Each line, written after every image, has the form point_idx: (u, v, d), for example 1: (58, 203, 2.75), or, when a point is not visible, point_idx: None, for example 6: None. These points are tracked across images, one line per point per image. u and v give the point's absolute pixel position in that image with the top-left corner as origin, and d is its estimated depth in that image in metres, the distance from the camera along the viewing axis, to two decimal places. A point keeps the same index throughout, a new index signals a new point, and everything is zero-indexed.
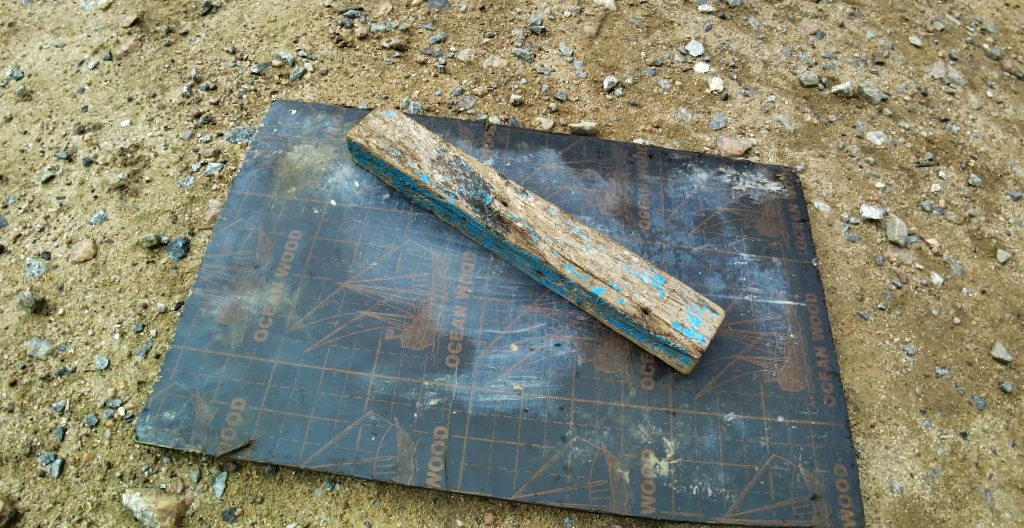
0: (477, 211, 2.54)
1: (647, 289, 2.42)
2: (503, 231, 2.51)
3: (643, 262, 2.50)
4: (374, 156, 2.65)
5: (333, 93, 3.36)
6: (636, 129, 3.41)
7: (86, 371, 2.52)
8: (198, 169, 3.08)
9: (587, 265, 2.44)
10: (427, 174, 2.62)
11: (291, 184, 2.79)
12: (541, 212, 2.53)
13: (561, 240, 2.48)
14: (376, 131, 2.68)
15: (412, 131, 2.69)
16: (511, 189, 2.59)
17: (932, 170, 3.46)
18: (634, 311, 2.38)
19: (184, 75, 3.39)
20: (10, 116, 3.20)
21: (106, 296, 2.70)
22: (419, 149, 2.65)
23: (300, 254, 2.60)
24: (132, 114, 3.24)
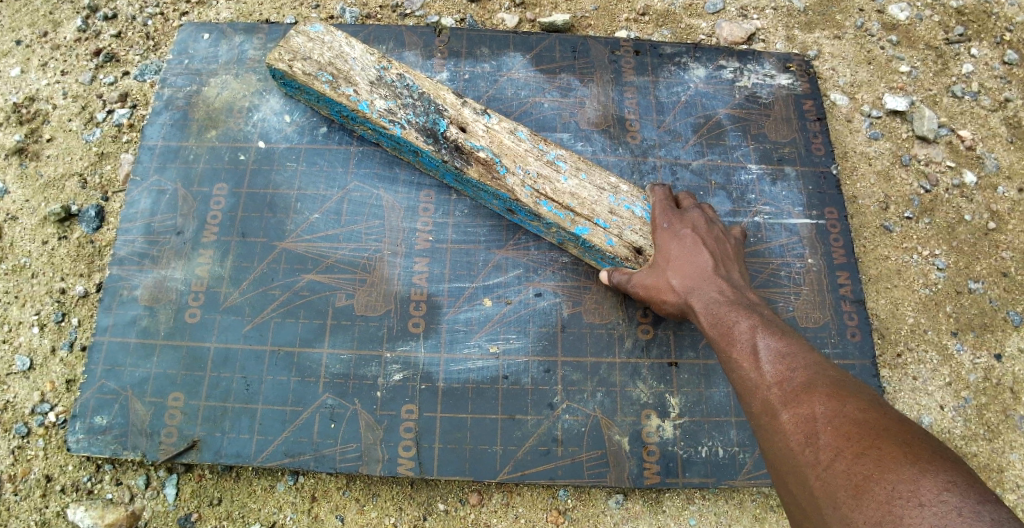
0: (430, 142, 2.09)
1: (640, 223, 2.03)
2: (463, 164, 2.08)
3: (634, 189, 2.08)
4: (300, 83, 2.16)
5: (254, 7, 2.79)
6: (618, 19, 2.89)
7: (8, 374, 2.18)
8: (104, 120, 2.59)
9: (567, 200, 2.03)
10: (367, 100, 2.14)
11: (210, 126, 2.32)
12: (507, 136, 2.08)
13: (533, 171, 2.05)
14: (300, 52, 2.16)
15: (345, 47, 2.18)
16: (470, 110, 2.12)
17: (963, 48, 2.99)
18: (625, 252, 2.00)
19: (77, 4, 2.81)
20: None
21: (18, 284, 2.31)
22: (354, 69, 2.15)
23: (228, 212, 2.19)
24: (23, 61, 2.70)
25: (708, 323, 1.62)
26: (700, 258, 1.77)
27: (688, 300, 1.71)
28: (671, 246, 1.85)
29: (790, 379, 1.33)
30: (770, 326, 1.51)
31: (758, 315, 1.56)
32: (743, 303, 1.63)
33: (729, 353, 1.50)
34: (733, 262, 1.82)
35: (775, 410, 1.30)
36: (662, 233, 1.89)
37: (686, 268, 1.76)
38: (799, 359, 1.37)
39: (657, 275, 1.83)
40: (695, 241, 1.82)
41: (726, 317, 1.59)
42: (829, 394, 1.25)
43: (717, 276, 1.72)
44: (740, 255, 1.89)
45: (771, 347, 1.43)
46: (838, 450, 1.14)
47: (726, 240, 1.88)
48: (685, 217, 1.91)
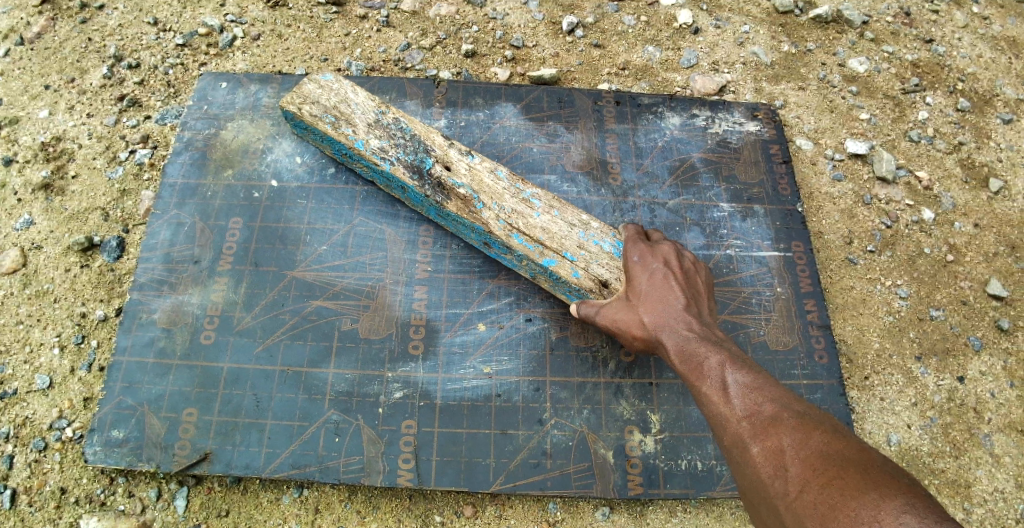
0: (416, 178, 2.28)
1: (607, 258, 2.18)
2: (444, 200, 2.26)
3: (603, 227, 2.25)
4: (306, 123, 2.35)
5: (268, 60, 3.05)
6: (601, 72, 3.16)
7: (28, 392, 2.31)
8: (127, 159, 2.80)
9: (537, 234, 2.19)
10: (363, 139, 2.34)
11: (226, 166, 2.53)
12: (487, 175, 2.27)
13: (508, 207, 2.23)
14: (310, 96, 2.37)
15: (349, 94, 2.39)
16: (456, 150, 2.31)
17: (919, 97, 3.29)
18: (589, 285, 2.15)
19: (104, 54, 3.06)
20: None
21: (41, 308, 2.47)
22: (355, 112, 2.36)
23: (243, 243, 2.37)
24: (51, 104, 2.93)
25: (680, 359, 1.75)
26: (670, 295, 1.91)
27: (659, 336, 1.85)
28: (643, 283, 1.98)
29: (759, 413, 1.47)
30: (737, 361, 1.66)
31: (726, 349, 1.71)
32: (711, 338, 1.77)
33: (700, 388, 1.63)
34: (700, 296, 1.96)
35: (746, 443, 1.44)
36: (635, 269, 2.03)
37: (657, 305, 1.90)
38: (765, 393, 1.51)
39: (629, 311, 1.96)
40: (665, 277, 1.96)
41: (695, 353, 1.73)
42: (794, 427, 1.39)
43: (686, 312, 1.86)
44: (707, 286, 2.03)
45: (739, 382, 1.57)
46: (806, 480, 1.27)
47: (693, 274, 2.02)
48: (655, 253, 2.05)
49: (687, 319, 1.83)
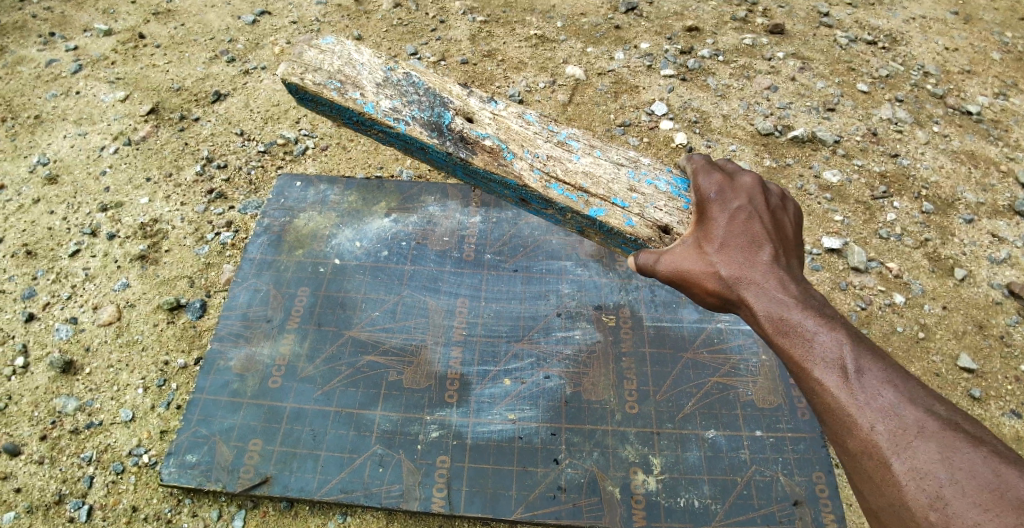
0: (435, 135, 2.02)
1: (664, 200, 2.01)
2: (469, 154, 2.02)
3: (653, 165, 2.10)
4: (310, 94, 2.02)
5: (333, 166, 3.70)
6: None
7: (112, 423, 2.78)
8: (212, 239, 3.40)
9: (579, 182, 2.02)
10: (372, 103, 2.04)
11: (298, 247, 3.08)
12: (514, 122, 2.09)
13: (541, 155, 2.05)
14: (312, 64, 2.06)
15: (353, 55, 2.12)
16: (476, 100, 2.12)
17: (887, 202, 3.79)
18: (648, 233, 1.97)
19: (197, 155, 3.75)
20: (37, 199, 3.56)
21: (129, 355, 2.99)
22: (361, 74, 2.07)
23: (309, 308, 2.86)
24: (150, 193, 3.58)
25: (776, 329, 1.61)
26: (756, 251, 1.75)
27: (744, 298, 1.70)
28: (723, 233, 1.81)
29: (898, 421, 1.34)
30: (856, 343, 1.50)
31: (839, 326, 1.55)
32: (812, 307, 1.62)
33: (812, 373, 1.49)
34: (787, 249, 1.81)
35: (887, 457, 1.32)
36: (713, 217, 1.85)
37: (742, 264, 1.74)
38: (901, 392, 1.38)
39: (701, 261, 1.80)
40: (748, 228, 1.79)
41: (798, 326, 1.57)
42: (952, 450, 1.26)
43: (775, 273, 1.72)
44: (790, 232, 1.88)
45: (863, 372, 1.43)
46: (971, 520, 1.19)
47: (777, 221, 1.85)
48: (736, 194, 1.87)
49: (780, 282, 1.69)
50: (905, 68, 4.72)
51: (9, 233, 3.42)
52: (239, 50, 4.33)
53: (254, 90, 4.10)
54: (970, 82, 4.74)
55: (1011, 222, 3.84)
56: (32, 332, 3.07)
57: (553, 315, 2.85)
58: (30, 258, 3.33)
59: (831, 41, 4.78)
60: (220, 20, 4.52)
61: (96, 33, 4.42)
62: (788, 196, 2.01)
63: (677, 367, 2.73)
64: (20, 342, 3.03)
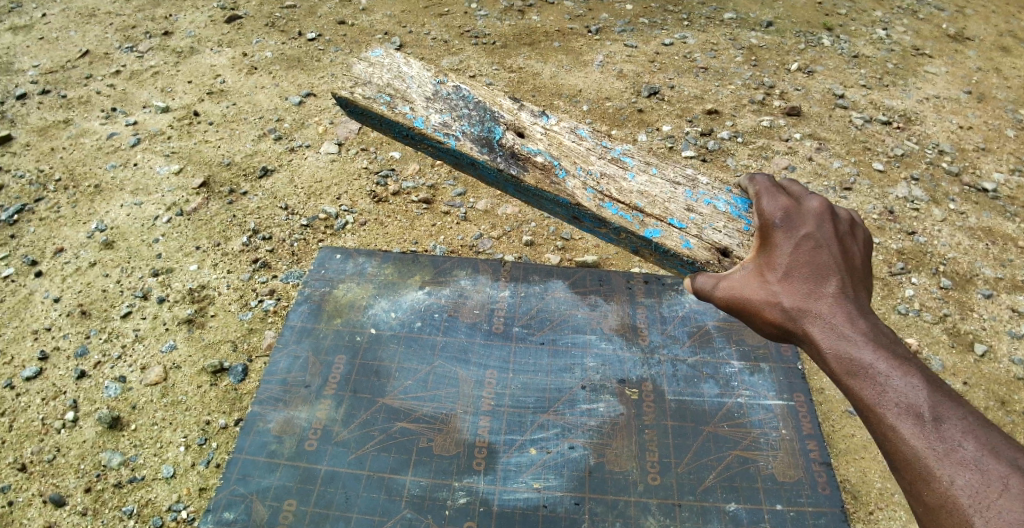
0: (486, 151, 2.27)
1: (722, 220, 2.09)
2: (520, 171, 2.23)
3: (713, 186, 2.21)
4: (360, 107, 2.36)
5: (372, 240, 3.97)
6: (634, 260, 3.83)
7: (154, 478, 2.99)
8: (256, 305, 3.65)
9: (633, 203, 2.16)
10: (423, 119, 2.33)
11: (336, 316, 3.29)
12: (565, 139, 2.33)
13: (594, 174, 2.24)
14: (362, 80, 2.46)
15: (403, 73, 2.48)
16: (527, 116, 2.39)
17: (905, 278, 3.90)
18: (706, 256, 2.05)
19: (244, 227, 4.05)
20: (94, 262, 3.89)
21: (173, 414, 3.20)
22: (410, 91, 2.42)
23: (345, 375, 3.05)
24: (200, 261, 3.87)
25: (844, 369, 1.61)
26: (822, 283, 1.77)
27: (811, 334, 1.71)
28: (788, 261, 1.82)
29: (978, 476, 1.32)
30: (933, 388, 1.49)
31: (913, 368, 1.54)
32: (885, 348, 1.61)
33: (885, 417, 1.49)
34: (856, 279, 1.82)
35: (967, 514, 1.31)
36: (777, 245, 1.86)
37: (809, 299, 1.76)
38: (983, 444, 1.36)
39: (762, 290, 1.83)
40: (815, 258, 1.80)
41: (869, 367, 1.57)
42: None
43: (843, 309, 1.72)
44: (860, 259, 1.87)
45: (941, 421, 1.42)
46: None
47: (846, 248, 1.85)
48: (802, 219, 1.87)
49: (847, 318, 1.70)
50: (920, 147, 4.90)
51: (67, 293, 3.73)
52: (286, 129, 4.71)
53: (299, 167, 4.43)
54: (986, 159, 4.89)
55: None
56: (84, 388, 3.32)
57: (577, 388, 2.99)
58: (85, 317, 3.61)
59: (846, 122, 5.02)
60: (269, 101, 4.95)
61: (155, 110, 4.90)
62: (860, 225, 1.98)
63: (698, 439, 2.82)
64: (70, 397, 3.27)
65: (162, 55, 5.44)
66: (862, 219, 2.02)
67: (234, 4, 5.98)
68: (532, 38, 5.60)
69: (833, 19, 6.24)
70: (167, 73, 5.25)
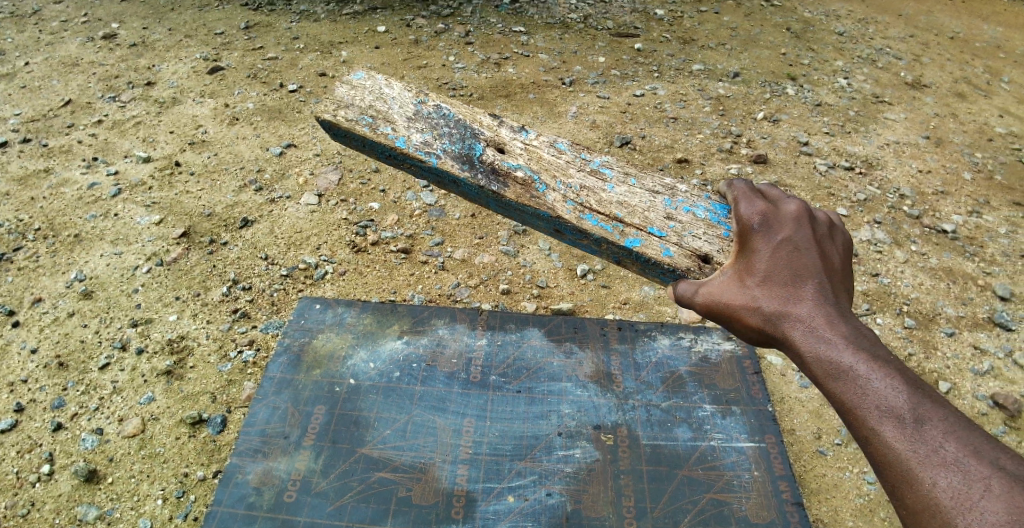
0: (467, 168, 2.37)
1: (701, 229, 2.25)
2: (500, 187, 2.34)
3: (689, 195, 2.38)
4: (343, 129, 2.44)
5: (351, 290, 4.03)
6: (608, 306, 3.92)
7: None
8: (235, 356, 3.67)
9: (613, 214, 2.30)
10: (404, 138, 2.44)
11: (315, 366, 3.32)
12: (543, 154, 2.47)
13: (573, 188, 2.37)
14: (344, 104, 2.53)
15: (384, 95, 2.58)
16: (507, 133, 2.52)
17: (870, 319, 4.06)
18: (687, 264, 2.18)
19: (224, 277, 4.09)
20: (72, 312, 3.89)
21: (150, 466, 3.18)
22: (392, 112, 2.52)
23: (324, 425, 3.07)
24: (179, 311, 3.89)
25: (826, 373, 1.72)
26: (802, 290, 1.89)
27: (792, 337, 1.83)
28: (769, 268, 1.96)
29: (959, 475, 1.42)
30: (912, 390, 1.60)
31: (892, 371, 1.65)
32: (865, 350, 1.72)
33: (867, 420, 1.59)
34: (835, 284, 1.94)
35: (949, 513, 1.40)
36: (759, 254, 2.01)
37: (789, 303, 1.88)
38: (963, 446, 1.46)
39: (744, 295, 1.96)
40: (794, 266, 1.94)
41: (850, 370, 1.68)
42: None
43: (823, 313, 1.84)
44: (837, 263, 2.01)
45: (921, 423, 1.52)
46: None
47: (824, 254, 1.99)
48: (781, 228, 2.02)
49: (826, 322, 1.81)
50: (881, 191, 5.12)
51: (44, 344, 3.72)
52: (267, 179, 4.80)
53: (279, 217, 4.51)
54: (945, 201, 5.12)
55: (991, 333, 4.07)
56: (59, 441, 3.28)
57: (554, 434, 3.04)
58: (62, 369, 3.59)
59: (810, 168, 5.25)
60: (250, 152, 5.05)
61: (137, 160, 4.97)
62: (834, 228, 2.13)
63: (672, 483, 2.87)
64: (46, 450, 3.24)
65: (144, 105, 5.55)
66: (837, 223, 2.18)
67: (217, 56, 6.16)
68: (508, 90, 5.82)
69: (796, 69, 6.57)
70: (149, 123, 5.36)
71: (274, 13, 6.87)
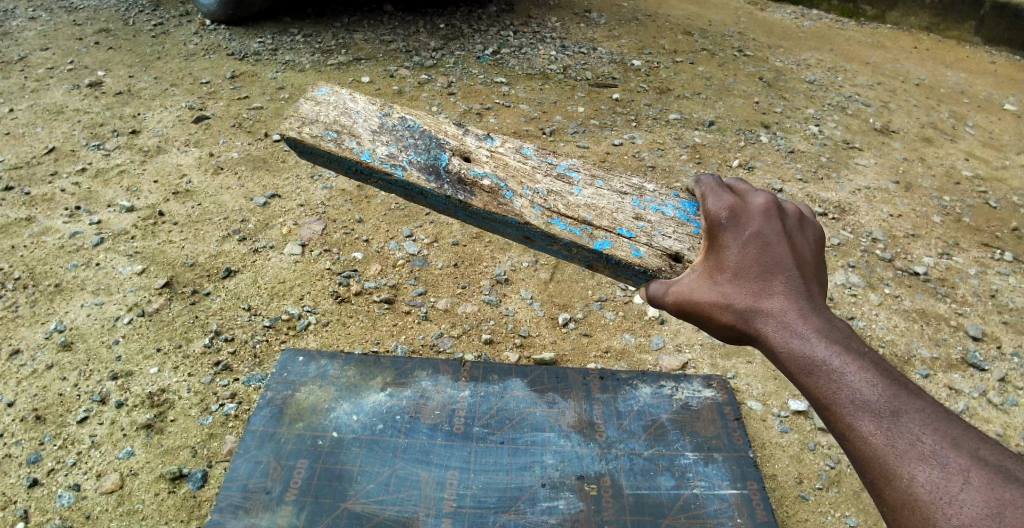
0: (433, 179, 2.48)
1: (669, 227, 2.40)
2: (468, 196, 2.45)
3: (656, 195, 2.54)
4: (309, 145, 2.54)
5: (334, 340, 4.04)
6: (589, 354, 3.97)
7: None
8: (217, 409, 3.64)
9: (581, 218, 2.43)
10: (369, 152, 2.53)
11: (298, 419, 3.31)
12: (509, 161, 2.59)
13: (541, 193, 2.49)
14: (309, 120, 2.62)
15: (348, 109, 2.68)
16: (473, 143, 2.64)
17: None
18: (658, 263, 2.32)
19: (206, 328, 4.09)
20: (51, 364, 3.85)
21: (128, 524, 3.13)
22: (356, 125, 2.62)
23: (306, 480, 3.04)
24: (160, 362, 3.86)
25: (799, 368, 1.71)
26: (771, 286, 1.92)
27: (764, 332, 1.85)
28: (740, 266, 2.00)
29: (936, 469, 1.38)
30: (887, 381, 1.57)
31: (866, 362, 1.63)
32: (838, 343, 1.71)
33: (841, 413, 1.56)
34: (806, 279, 1.97)
35: (926, 507, 1.35)
36: (730, 254, 2.06)
37: (760, 299, 1.90)
38: (941, 437, 1.42)
39: (715, 294, 2.00)
40: (765, 263, 1.97)
41: (823, 363, 1.66)
42: (1005, 502, 1.26)
43: (794, 308, 1.85)
44: (809, 259, 2.04)
45: (897, 414, 1.48)
46: None
47: (794, 250, 2.04)
48: (750, 225, 2.08)
49: (797, 317, 1.82)
50: (854, 235, 5.28)
51: (21, 398, 3.67)
52: (250, 229, 4.84)
53: (263, 267, 4.53)
54: (916, 244, 5.28)
55: (965, 374, 4.17)
56: (34, 497, 3.22)
57: (538, 485, 3.03)
58: (39, 423, 3.54)
59: None
60: (234, 201, 5.11)
61: (120, 209, 5.00)
62: (805, 224, 2.19)
63: None
64: (21, 507, 3.17)
65: (129, 154, 5.61)
66: (808, 218, 2.23)
67: (202, 105, 6.27)
68: None
69: (768, 117, 6.82)
70: (133, 172, 5.41)
71: (259, 63, 7.04)
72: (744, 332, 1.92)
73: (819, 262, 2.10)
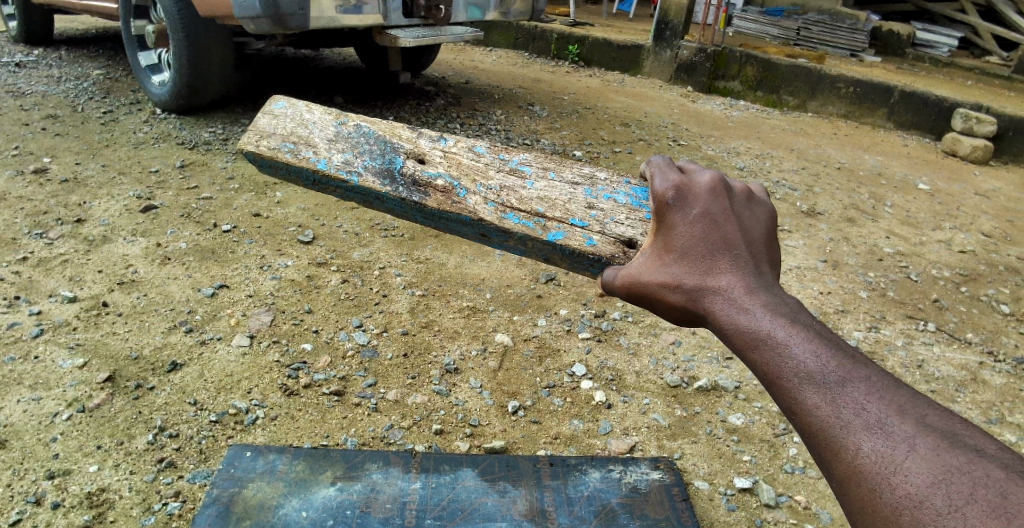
0: (386, 182, 2.66)
1: (623, 213, 2.58)
2: (423, 197, 2.64)
3: (608, 182, 2.72)
4: (267, 157, 2.71)
5: (282, 435, 3.96)
6: (539, 441, 4.02)
7: None
8: (159, 508, 3.49)
9: (532, 211, 2.62)
10: (325, 160, 2.70)
11: (245, 517, 3.21)
12: (461, 159, 2.77)
13: (494, 189, 2.68)
14: (267, 133, 2.78)
15: (304, 119, 2.83)
16: (427, 143, 2.81)
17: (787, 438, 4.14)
18: (611, 250, 2.49)
19: (150, 423, 3.97)
20: None
21: None
22: (313, 136, 2.78)
23: None
24: (100, 460, 3.70)
25: (745, 342, 1.77)
26: (719, 267, 1.99)
27: (712, 311, 1.92)
28: (688, 249, 2.09)
29: (881, 438, 1.43)
30: (832, 352, 1.63)
31: (810, 334, 1.69)
32: (784, 316, 1.78)
33: (788, 384, 1.62)
34: (753, 254, 2.04)
35: (869, 475, 1.40)
36: (679, 237, 2.14)
37: (708, 280, 1.97)
38: (887, 406, 1.47)
39: (666, 280, 2.09)
40: (713, 244, 2.05)
41: (769, 337, 1.72)
42: (951, 468, 1.32)
43: (740, 286, 1.92)
44: (756, 236, 2.12)
45: (843, 386, 1.53)
46: None
47: (741, 227, 2.11)
48: (697, 207, 2.16)
49: (743, 294, 1.89)
50: None
51: None
52: (197, 320, 4.81)
53: (210, 359, 4.47)
54: (845, 319, 5.65)
55: None
56: None
57: None
58: None
59: None
60: (181, 292, 5.08)
61: (62, 300, 4.90)
62: (753, 201, 2.26)
63: None
64: None
65: (73, 243, 5.54)
66: (757, 195, 2.31)
67: (150, 194, 6.31)
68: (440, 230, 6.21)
69: None
70: (77, 261, 5.33)
71: (210, 152, 7.19)
72: (695, 311, 2.00)
73: (767, 236, 2.18)
